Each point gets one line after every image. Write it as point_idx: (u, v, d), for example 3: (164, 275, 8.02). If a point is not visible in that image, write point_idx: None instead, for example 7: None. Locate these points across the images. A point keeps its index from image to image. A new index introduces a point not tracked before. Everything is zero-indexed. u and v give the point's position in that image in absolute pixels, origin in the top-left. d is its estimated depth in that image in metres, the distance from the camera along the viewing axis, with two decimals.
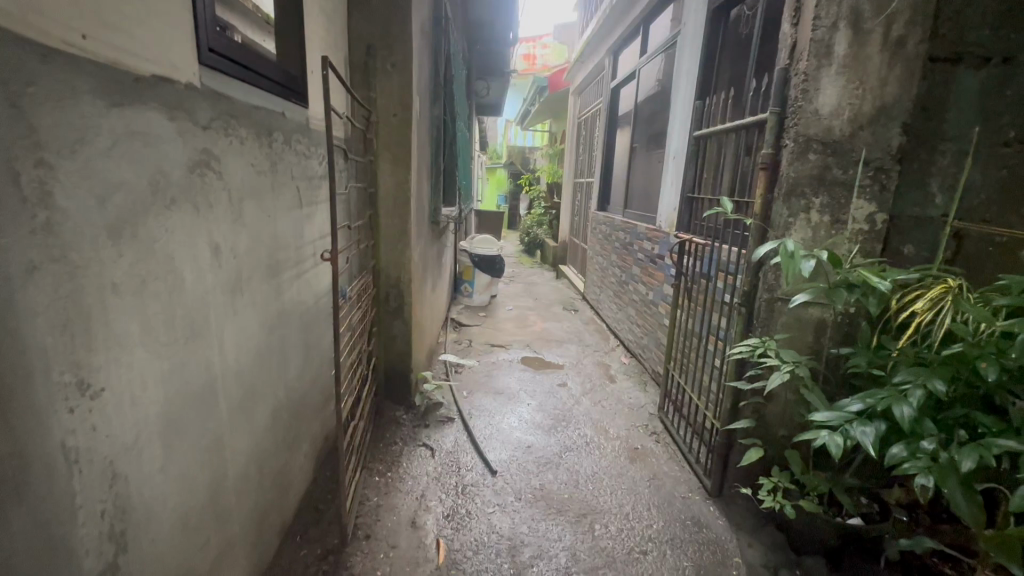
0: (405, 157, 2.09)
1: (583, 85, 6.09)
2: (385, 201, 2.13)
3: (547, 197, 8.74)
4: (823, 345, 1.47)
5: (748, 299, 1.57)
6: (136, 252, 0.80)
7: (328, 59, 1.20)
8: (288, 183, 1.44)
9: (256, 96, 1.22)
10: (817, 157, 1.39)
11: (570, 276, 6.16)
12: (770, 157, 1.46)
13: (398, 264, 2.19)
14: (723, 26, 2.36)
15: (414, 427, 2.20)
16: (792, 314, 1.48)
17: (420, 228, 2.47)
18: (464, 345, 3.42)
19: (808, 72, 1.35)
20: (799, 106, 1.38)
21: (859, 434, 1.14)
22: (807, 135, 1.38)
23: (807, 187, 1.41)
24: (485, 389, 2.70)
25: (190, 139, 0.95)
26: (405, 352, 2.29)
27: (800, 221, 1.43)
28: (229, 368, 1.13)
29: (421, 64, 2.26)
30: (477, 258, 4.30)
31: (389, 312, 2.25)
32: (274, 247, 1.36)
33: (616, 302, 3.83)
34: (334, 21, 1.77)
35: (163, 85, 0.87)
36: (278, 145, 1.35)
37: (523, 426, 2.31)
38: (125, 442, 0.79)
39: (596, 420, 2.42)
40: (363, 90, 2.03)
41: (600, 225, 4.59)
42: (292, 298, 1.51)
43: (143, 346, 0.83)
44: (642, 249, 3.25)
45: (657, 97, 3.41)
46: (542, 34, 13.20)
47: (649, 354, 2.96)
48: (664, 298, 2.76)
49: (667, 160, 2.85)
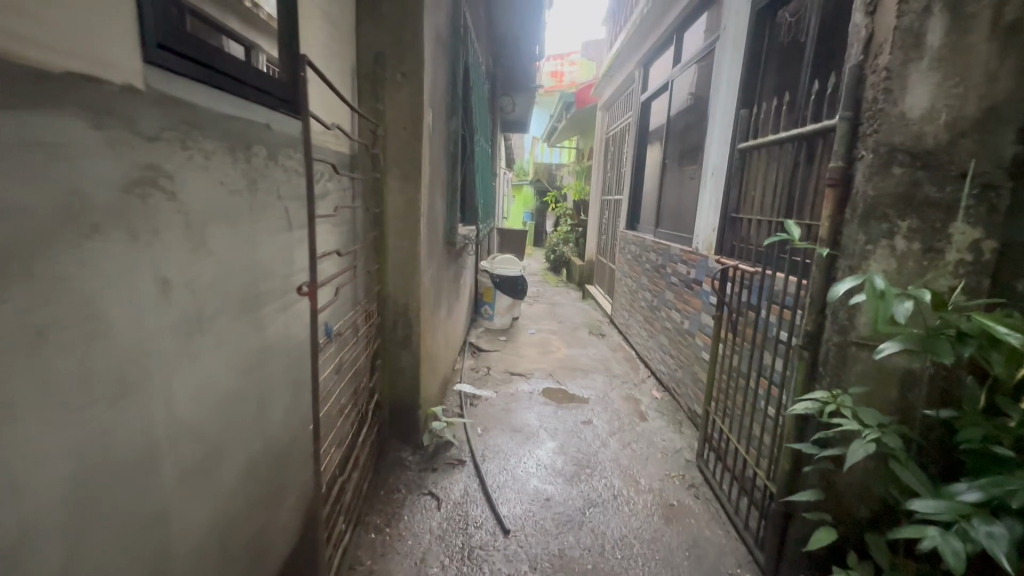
0: (415, 173, 1.91)
1: (611, 100, 5.87)
2: (392, 222, 1.95)
3: (574, 215, 8.52)
4: (911, 402, 1.18)
5: (812, 340, 1.34)
6: (28, 296, 0.62)
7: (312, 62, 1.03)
8: (274, 204, 1.27)
9: (229, 103, 1.05)
10: (903, 170, 1.13)
11: (597, 298, 5.88)
12: (841, 172, 1.24)
13: (406, 290, 2.00)
14: (768, 30, 2.13)
15: (420, 471, 1.99)
16: (868, 362, 1.22)
17: (434, 250, 2.28)
18: (482, 373, 3.19)
19: (892, 67, 1.11)
20: (879, 110, 1.14)
21: (986, 537, 0.84)
22: (890, 143, 1.14)
23: (890, 207, 1.16)
24: (502, 425, 2.46)
25: (128, 153, 0.78)
26: (412, 386, 2.07)
27: (881, 248, 1.18)
28: (184, 426, 0.94)
29: (436, 75, 2.09)
30: (499, 278, 4.09)
31: (396, 342, 2.05)
32: (254, 277, 1.18)
33: (646, 329, 3.54)
34: (339, 27, 1.62)
35: (91, 86, 0.70)
36: (260, 161, 1.19)
37: (542, 473, 2.06)
38: (2, 545, 0.60)
39: (624, 467, 2.14)
40: (371, 102, 1.86)
41: (629, 244, 4.33)
42: (279, 333, 1.32)
43: (40, 415, 0.65)
44: (676, 271, 2.98)
45: (691, 110, 3.18)
46: (570, 53, 13.22)
47: (684, 390, 2.66)
48: (702, 328, 2.47)
49: (703, 176, 2.60)
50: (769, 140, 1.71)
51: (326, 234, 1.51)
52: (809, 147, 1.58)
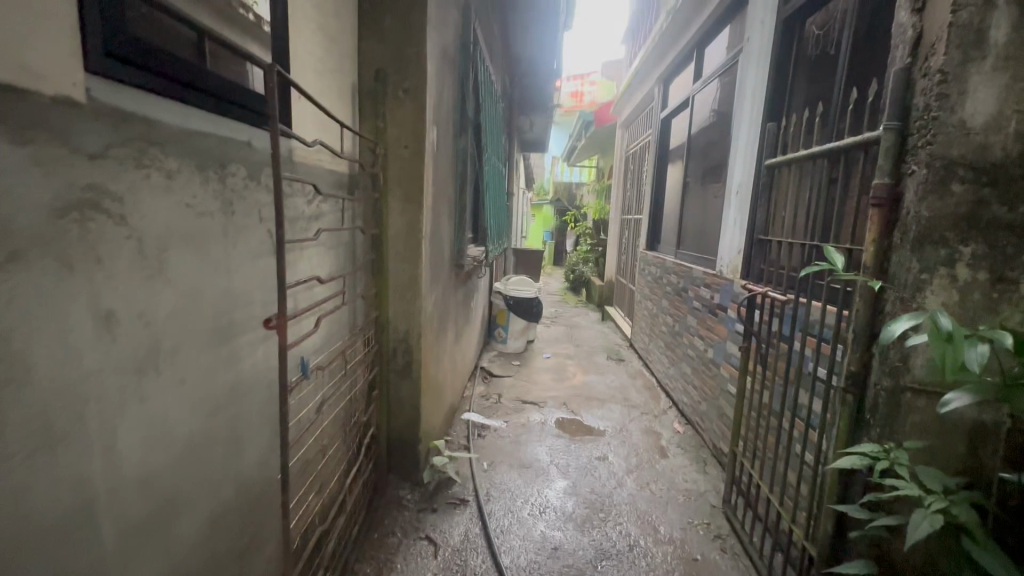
0: (416, 193, 1.81)
1: (631, 118, 5.77)
2: (393, 244, 1.85)
3: (593, 234, 8.38)
4: (982, 460, 1.00)
5: (857, 382, 1.16)
6: None
7: (273, 65, 0.93)
8: (256, 227, 1.18)
9: (200, 118, 0.97)
10: (964, 187, 0.97)
11: (616, 320, 5.68)
12: (887, 190, 1.08)
13: (406, 316, 1.88)
14: (796, 41, 2.01)
15: (419, 511, 1.84)
16: (926, 410, 1.04)
17: (439, 273, 2.17)
18: (492, 401, 3.04)
19: (948, 69, 0.96)
20: (933, 117, 0.98)
21: None
22: (948, 156, 0.98)
23: (949, 230, 0.99)
24: (510, 460, 2.30)
25: (65, 173, 0.69)
26: (413, 419, 1.95)
27: (939, 278, 1.00)
28: (129, 477, 0.83)
29: (443, 92, 2.02)
30: (513, 300, 3.98)
31: (396, 372, 1.93)
32: (228, 306, 1.09)
33: (668, 356, 3.33)
34: (338, 42, 1.55)
35: (20, 98, 0.62)
36: (238, 181, 1.10)
37: (551, 517, 1.88)
38: None
39: (643, 512, 1.94)
40: (372, 120, 1.79)
41: (649, 266, 4.16)
42: (257, 366, 1.21)
43: None
44: (698, 296, 2.80)
45: (712, 127, 3.04)
46: (590, 73, 13.28)
47: (709, 425, 2.45)
48: (728, 358, 2.28)
49: (727, 195, 2.44)
50: (800, 155, 1.53)
51: (317, 258, 1.42)
52: (844, 163, 1.40)
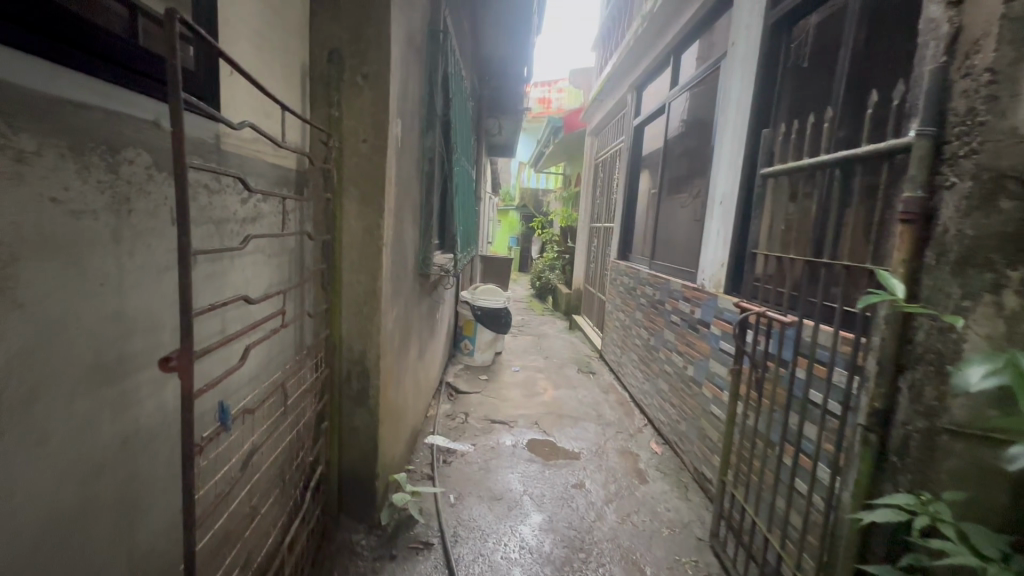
0: (376, 194, 1.58)
1: (600, 124, 5.70)
2: (348, 253, 1.60)
3: (560, 242, 8.28)
4: None
5: (882, 420, 1.03)
6: None
7: (177, 9, 0.67)
8: (165, 232, 0.93)
9: (77, 84, 0.71)
10: (1013, 204, 0.82)
11: (585, 330, 5.56)
12: (920, 205, 0.96)
13: (363, 335, 1.64)
14: (784, 46, 1.91)
15: (375, 560, 1.60)
16: (967, 456, 0.90)
17: (401, 285, 1.93)
18: (458, 422, 2.82)
19: (999, 68, 0.84)
20: (980, 124, 0.87)
21: None
22: (996, 167, 0.84)
23: (996, 253, 0.85)
24: (480, 492, 2.08)
25: None
26: (369, 453, 1.69)
27: (984, 306, 0.87)
28: None
29: (408, 82, 1.79)
30: (479, 311, 3.73)
31: (350, 398, 1.67)
32: (119, 334, 0.82)
33: (642, 371, 3.21)
34: (283, 12, 1.31)
35: None
36: (139, 170, 0.85)
37: (526, 560, 1.68)
38: None
39: (626, 550, 1.77)
40: (324, 110, 1.55)
41: (620, 276, 4.06)
42: (163, 410, 0.95)
43: None
44: (676, 309, 2.68)
45: (686, 136, 2.96)
46: (556, 80, 13.32)
47: (689, 447, 2.33)
48: (711, 377, 2.16)
49: (709, 206, 2.33)
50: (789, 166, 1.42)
51: (253, 271, 1.16)
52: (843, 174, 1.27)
